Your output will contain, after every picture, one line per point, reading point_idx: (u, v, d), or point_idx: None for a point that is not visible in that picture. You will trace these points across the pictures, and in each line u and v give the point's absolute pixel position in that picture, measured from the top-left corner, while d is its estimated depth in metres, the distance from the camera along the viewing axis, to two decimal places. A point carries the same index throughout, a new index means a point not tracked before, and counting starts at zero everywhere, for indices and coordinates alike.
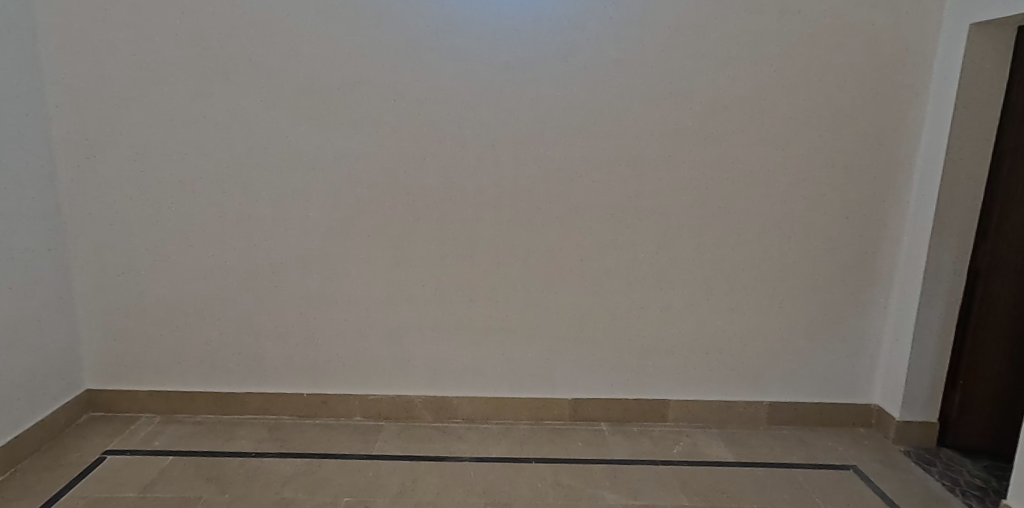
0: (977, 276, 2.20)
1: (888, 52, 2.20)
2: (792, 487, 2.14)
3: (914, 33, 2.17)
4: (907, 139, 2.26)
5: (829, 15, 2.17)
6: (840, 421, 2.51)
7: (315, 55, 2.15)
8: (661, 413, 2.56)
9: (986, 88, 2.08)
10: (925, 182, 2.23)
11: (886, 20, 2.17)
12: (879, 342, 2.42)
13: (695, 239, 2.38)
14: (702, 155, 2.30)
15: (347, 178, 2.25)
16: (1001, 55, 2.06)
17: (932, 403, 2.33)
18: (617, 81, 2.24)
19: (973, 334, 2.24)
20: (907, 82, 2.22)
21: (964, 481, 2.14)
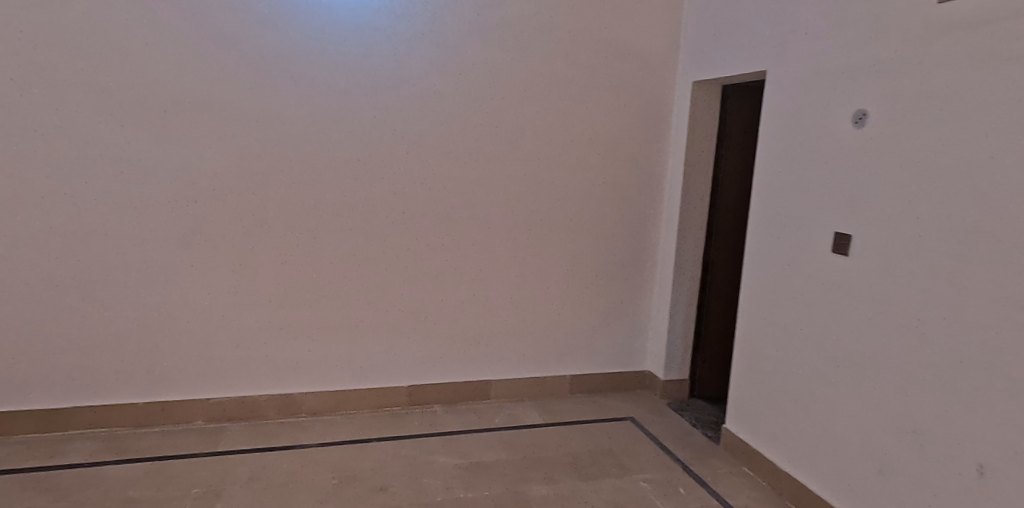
0: (708, 267, 2.94)
1: (645, 99, 2.84)
2: (591, 438, 2.61)
3: (659, 86, 2.84)
4: (660, 165, 2.92)
5: (602, 66, 2.74)
6: (625, 386, 3.13)
7: (152, 72, 2.20)
8: (485, 392, 2.90)
9: (706, 130, 2.81)
10: (671, 197, 2.92)
11: (641, 75, 2.81)
12: (648, 321, 3.09)
13: (510, 239, 2.78)
14: (514, 170, 2.71)
15: (183, 190, 2.32)
16: (713, 108, 2.79)
17: (684, 366, 3.04)
18: (444, 107, 2.57)
19: (708, 311, 2.98)
20: (658, 122, 2.87)
21: (704, 420, 2.85)
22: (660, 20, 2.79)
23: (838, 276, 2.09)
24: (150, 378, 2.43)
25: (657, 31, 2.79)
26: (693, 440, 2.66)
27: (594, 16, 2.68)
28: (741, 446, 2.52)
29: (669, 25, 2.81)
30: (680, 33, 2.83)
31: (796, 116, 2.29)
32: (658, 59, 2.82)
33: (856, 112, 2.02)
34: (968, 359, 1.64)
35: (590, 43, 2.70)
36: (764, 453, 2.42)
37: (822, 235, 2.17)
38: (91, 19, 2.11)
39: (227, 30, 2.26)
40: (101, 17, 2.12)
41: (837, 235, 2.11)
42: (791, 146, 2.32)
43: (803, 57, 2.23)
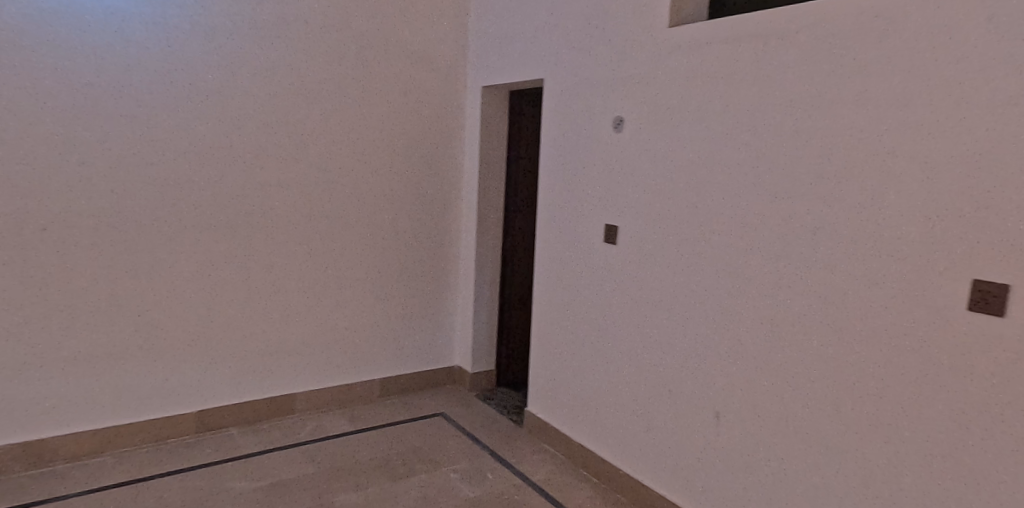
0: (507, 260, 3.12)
1: (438, 101, 2.93)
2: (403, 438, 2.66)
3: (450, 89, 2.95)
4: (457, 166, 3.04)
5: (393, 69, 2.76)
6: (437, 382, 3.20)
7: None
8: (288, 406, 2.77)
9: (497, 132, 2.98)
10: (469, 197, 3.04)
11: (433, 79, 2.89)
12: (453, 316, 3.19)
13: (305, 245, 2.67)
14: (305, 172, 2.61)
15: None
16: (502, 111, 2.97)
17: (490, 357, 3.18)
18: (221, 104, 2.38)
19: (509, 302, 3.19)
20: (453, 124, 2.98)
21: (509, 406, 3.02)
22: (448, 26, 2.91)
23: (608, 263, 2.36)
24: None
25: (445, 36, 2.91)
26: (499, 426, 2.82)
27: (382, 18, 2.71)
28: (541, 427, 2.73)
29: (456, 31, 2.94)
30: (468, 39, 2.97)
31: (571, 119, 2.54)
32: (448, 64, 2.93)
33: (616, 117, 2.31)
34: (697, 323, 1.96)
35: (381, 45, 2.72)
36: (560, 430, 2.64)
37: (594, 228, 2.44)
38: None
39: None
40: None
41: (606, 227, 2.38)
42: (567, 147, 2.57)
43: (575, 66, 2.49)
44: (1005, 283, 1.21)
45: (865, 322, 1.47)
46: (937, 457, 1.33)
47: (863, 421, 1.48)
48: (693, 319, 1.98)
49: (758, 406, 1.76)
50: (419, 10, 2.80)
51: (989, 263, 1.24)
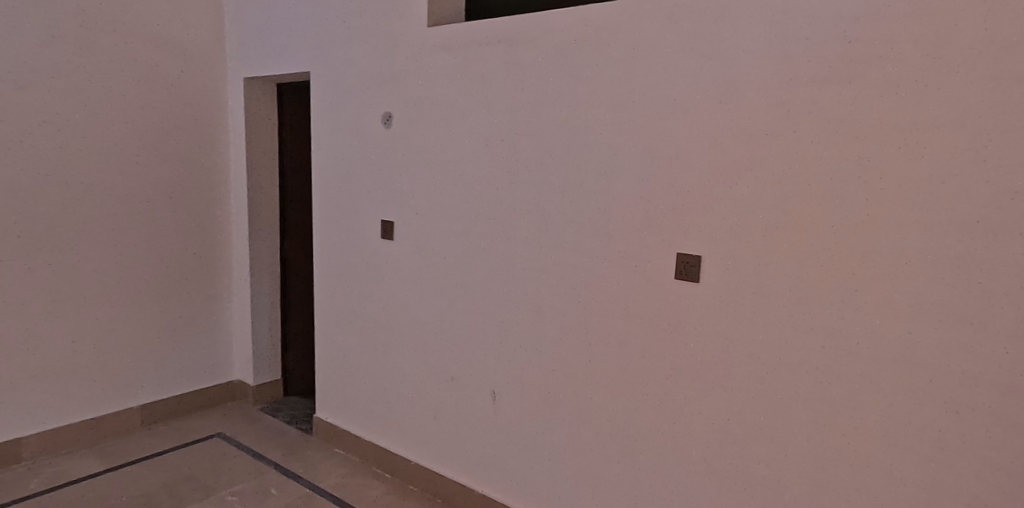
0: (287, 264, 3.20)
1: (192, 104, 2.90)
2: (169, 470, 2.42)
3: (207, 93, 2.95)
4: (220, 171, 3.04)
5: (134, 72, 2.69)
6: (213, 401, 3.14)
7: None
8: (14, 454, 2.47)
9: (266, 136, 3.01)
10: (236, 203, 3.06)
11: (184, 81, 2.86)
12: (229, 329, 3.18)
13: (29, 264, 2.45)
14: (29, 181, 2.42)
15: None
16: (268, 114, 3.01)
17: (275, 367, 3.21)
18: None
19: (291, 306, 3.27)
20: (212, 129, 2.98)
21: (298, 415, 2.99)
22: (200, 31, 2.89)
23: (386, 256, 2.48)
24: None
25: (197, 35, 2.88)
26: (286, 436, 2.76)
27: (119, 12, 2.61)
28: (332, 429, 2.72)
29: (210, 31, 2.93)
30: (224, 39, 2.98)
31: (338, 117, 2.56)
32: (204, 68, 2.92)
33: (383, 114, 2.43)
34: (472, 299, 2.29)
35: (120, 41, 2.63)
36: (350, 431, 2.66)
37: (371, 224, 2.51)
38: None
39: None
40: None
41: (383, 223, 2.48)
42: (337, 145, 2.58)
43: (337, 62, 2.52)
44: (698, 254, 1.79)
45: (604, 283, 2.00)
46: (669, 377, 1.87)
47: (613, 359, 2.00)
48: (458, 297, 2.32)
49: (534, 364, 2.18)
50: (166, 13, 2.76)
51: (686, 238, 1.82)
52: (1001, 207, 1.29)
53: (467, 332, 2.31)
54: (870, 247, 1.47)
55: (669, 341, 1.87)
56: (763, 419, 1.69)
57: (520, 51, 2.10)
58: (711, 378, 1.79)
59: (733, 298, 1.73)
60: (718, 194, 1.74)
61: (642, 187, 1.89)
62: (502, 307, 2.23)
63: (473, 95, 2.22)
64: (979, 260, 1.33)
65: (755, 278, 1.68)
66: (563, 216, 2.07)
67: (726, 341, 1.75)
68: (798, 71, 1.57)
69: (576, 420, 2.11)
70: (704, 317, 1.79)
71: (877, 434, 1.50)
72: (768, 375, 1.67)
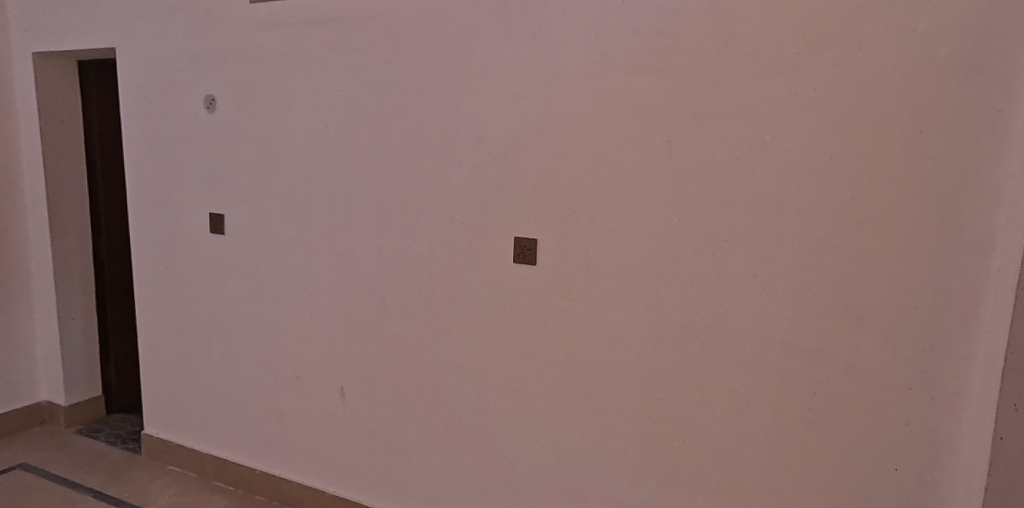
0: (102, 266, 2.88)
1: None
2: None
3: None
4: (9, 162, 2.61)
5: None
6: (14, 429, 2.73)
7: None
8: None
9: (65, 120, 2.66)
10: (34, 199, 2.67)
11: None
12: (31, 346, 2.77)
13: None
14: None
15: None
16: (67, 95, 2.65)
17: (93, 382, 2.89)
18: None
19: (111, 312, 2.95)
20: None
21: (124, 432, 2.73)
22: None
23: (217, 253, 2.29)
24: None
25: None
26: (108, 460, 2.47)
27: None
28: (162, 445, 2.48)
29: None
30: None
31: (154, 100, 2.31)
32: None
33: (206, 97, 2.22)
34: (312, 293, 2.18)
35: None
36: (184, 445, 2.44)
37: (197, 218, 2.30)
38: None
39: None
40: None
41: (211, 216, 2.28)
42: (154, 131, 2.33)
43: (149, 37, 2.27)
44: (534, 237, 1.86)
45: (444, 271, 1.99)
46: (512, 359, 1.93)
47: (456, 346, 2.00)
48: (297, 292, 2.20)
49: (378, 358, 2.11)
50: None
51: (522, 222, 1.86)
52: (776, 189, 1.53)
53: (309, 330, 2.20)
54: (677, 225, 1.66)
55: (508, 323, 1.92)
56: (596, 387, 1.84)
57: (349, 33, 2.01)
58: (549, 354, 1.88)
59: (566, 279, 1.83)
60: (547, 179, 1.81)
61: (478, 173, 1.90)
62: (342, 299, 2.14)
63: (302, 78, 2.09)
64: (764, 233, 1.56)
65: (585, 258, 1.80)
66: (401, 204, 2.02)
67: (561, 318, 1.85)
68: (610, 62, 1.68)
69: (420, 413, 2.08)
70: (541, 298, 1.87)
71: (690, 389, 1.71)
72: (600, 347, 1.81)
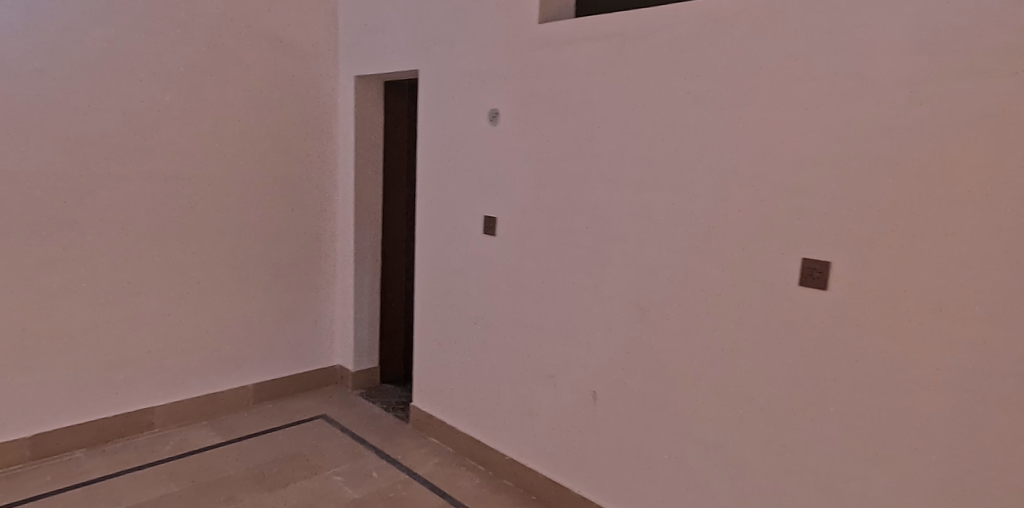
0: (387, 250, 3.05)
1: (305, 89, 2.85)
2: (277, 449, 2.49)
3: (316, 79, 2.85)
4: (333, 155, 2.96)
5: (255, 57, 2.66)
6: (316, 384, 3.10)
7: None
8: (144, 422, 2.51)
9: (371, 126, 2.96)
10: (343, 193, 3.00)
11: (298, 71, 2.81)
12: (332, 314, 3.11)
13: (157, 245, 2.48)
14: (157, 167, 2.44)
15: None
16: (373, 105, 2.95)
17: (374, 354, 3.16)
18: (49, 90, 2.16)
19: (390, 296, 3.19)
20: (323, 114, 2.91)
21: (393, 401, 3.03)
22: (312, 19, 2.83)
23: (488, 251, 2.52)
24: None
25: (308, 20, 2.81)
26: (383, 424, 2.77)
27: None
28: (425, 417, 2.79)
29: (324, 19, 2.87)
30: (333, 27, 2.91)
31: (444, 115, 2.61)
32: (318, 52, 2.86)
33: (489, 112, 2.45)
34: (572, 296, 2.25)
35: (234, 29, 2.58)
36: (444, 420, 2.72)
37: (473, 219, 2.56)
38: None
39: None
40: None
41: (485, 218, 2.52)
42: (442, 142, 2.64)
43: (444, 60, 2.54)
44: (826, 259, 1.54)
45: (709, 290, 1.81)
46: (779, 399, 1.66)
47: (714, 371, 1.82)
48: (559, 294, 2.30)
49: (640, 369, 2.05)
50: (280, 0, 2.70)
51: (811, 240, 1.56)
52: None
53: (569, 332, 2.27)
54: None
55: (778, 358, 1.65)
56: (883, 460, 1.46)
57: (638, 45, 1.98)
58: (823, 404, 1.56)
59: (860, 315, 1.48)
60: (848, 190, 1.48)
61: (761, 186, 1.66)
62: (603, 306, 2.16)
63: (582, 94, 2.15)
64: None
65: (886, 294, 1.43)
66: (670, 215, 1.92)
67: (850, 366, 1.50)
68: (941, 64, 1.31)
69: (671, 435, 1.97)
70: (827, 336, 1.54)
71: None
72: (895, 412, 1.43)
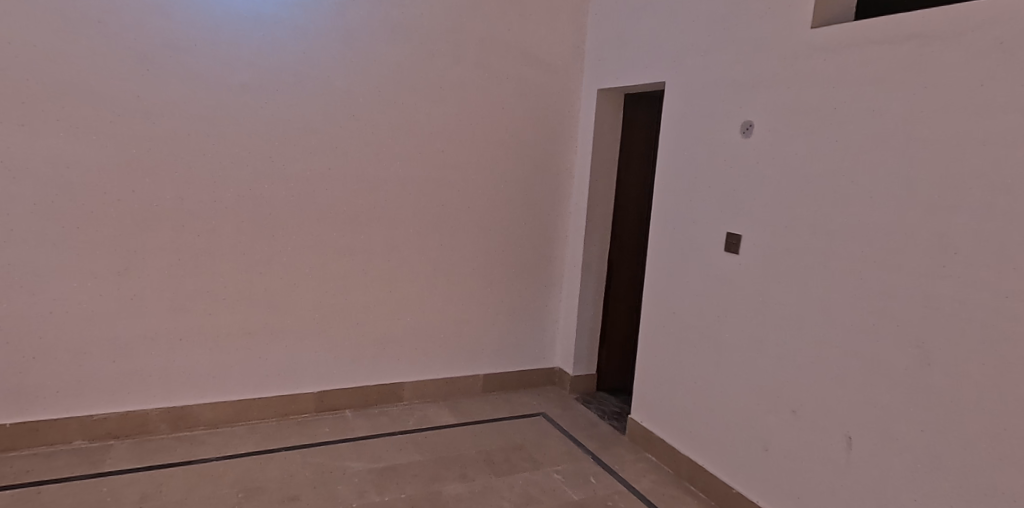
0: (612, 262, 3.01)
1: (550, 99, 2.86)
2: (502, 438, 2.60)
3: (562, 88, 2.88)
4: (570, 164, 2.95)
5: (509, 69, 2.74)
6: (536, 383, 3.14)
7: (38, 75, 2.00)
8: (396, 395, 2.81)
9: (611, 135, 2.87)
10: (577, 201, 2.95)
11: (545, 81, 2.84)
12: (555, 318, 3.11)
13: (418, 242, 2.70)
14: (422, 172, 2.64)
15: (33, 175, 2.04)
16: (615, 114, 2.86)
17: (591, 362, 3.09)
18: (349, 105, 2.47)
19: (612, 307, 3.06)
20: (565, 123, 2.91)
21: (608, 410, 2.95)
22: (561, 29, 2.83)
23: (728, 273, 2.26)
24: (15, 395, 2.15)
25: (560, 33, 2.83)
26: (601, 433, 2.73)
27: (491, 10, 2.65)
28: (643, 434, 2.67)
29: (572, 29, 2.86)
30: (583, 38, 2.89)
31: (691, 125, 2.41)
32: (563, 62, 2.86)
33: (743, 122, 2.17)
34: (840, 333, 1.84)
35: (495, 44, 2.69)
36: (664, 439, 2.56)
37: (713, 235, 2.33)
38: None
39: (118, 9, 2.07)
40: None
41: (727, 236, 2.26)
42: (686, 153, 2.44)
43: (698, 70, 2.34)
44: None
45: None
46: None
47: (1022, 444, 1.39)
48: (820, 333, 1.90)
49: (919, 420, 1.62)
50: (534, 13, 2.75)
51: None
52: None
53: (832, 373, 1.86)
54: None
55: None
56: None
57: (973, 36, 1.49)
58: None
59: None
60: None
61: None
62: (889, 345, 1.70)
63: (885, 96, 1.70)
64: None
65: None
66: (973, 246, 1.50)
67: None
68: None
69: None
70: None
71: None
72: None
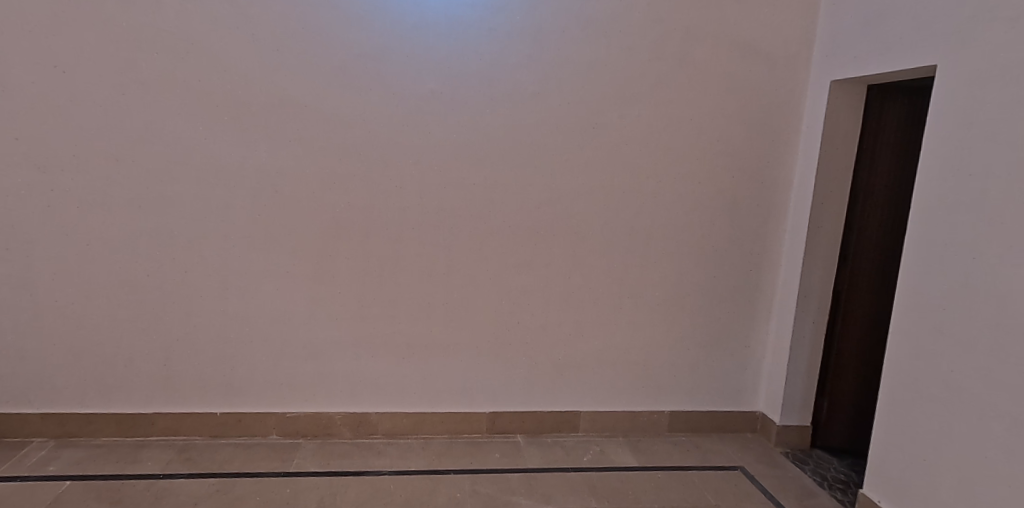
0: (839, 293, 2.47)
1: (767, 96, 2.41)
2: (692, 491, 2.20)
3: (782, 83, 2.41)
4: (788, 172, 2.47)
5: (718, 61, 2.35)
6: (731, 428, 2.68)
7: (261, 89, 2.13)
8: (572, 424, 2.57)
9: (846, 137, 2.34)
10: (795, 217, 2.46)
11: (762, 74, 2.39)
12: (761, 354, 2.62)
13: (603, 259, 2.43)
14: (611, 183, 2.37)
15: (250, 184, 2.19)
16: (853, 111, 2.33)
17: (805, 411, 2.57)
18: (537, 109, 2.29)
19: (838, 346, 2.51)
20: (783, 124, 2.44)
21: (830, 476, 2.38)
22: (785, 12, 2.37)
23: None
24: (227, 387, 2.32)
25: (784, 16, 2.37)
26: (821, 503, 2.17)
27: None
28: None
29: (800, 10, 2.38)
30: (813, 21, 2.39)
31: (981, 114, 1.74)
32: (786, 52, 2.39)
33: None
34: None
35: (704, 35, 2.32)
36: None
37: (1011, 268, 1.65)
38: (225, 12, 2.07)
39: (329, 23, 2.13)
40: (219, 16, 2.07)
41: None
42: (970, 154, 1.78)
43: (993, 46, 1.69)
44: None
45: None
46: None
47: None
48: None
49: None
50: None
51: None
52: None
53: None
54: None
55: None
56: None
57: None
58: None
59: None
60: None
61: None
62: None
63: None
64: None
65: None
66: None
67: None
68: None
69: None
70: None
71: None
72: None
